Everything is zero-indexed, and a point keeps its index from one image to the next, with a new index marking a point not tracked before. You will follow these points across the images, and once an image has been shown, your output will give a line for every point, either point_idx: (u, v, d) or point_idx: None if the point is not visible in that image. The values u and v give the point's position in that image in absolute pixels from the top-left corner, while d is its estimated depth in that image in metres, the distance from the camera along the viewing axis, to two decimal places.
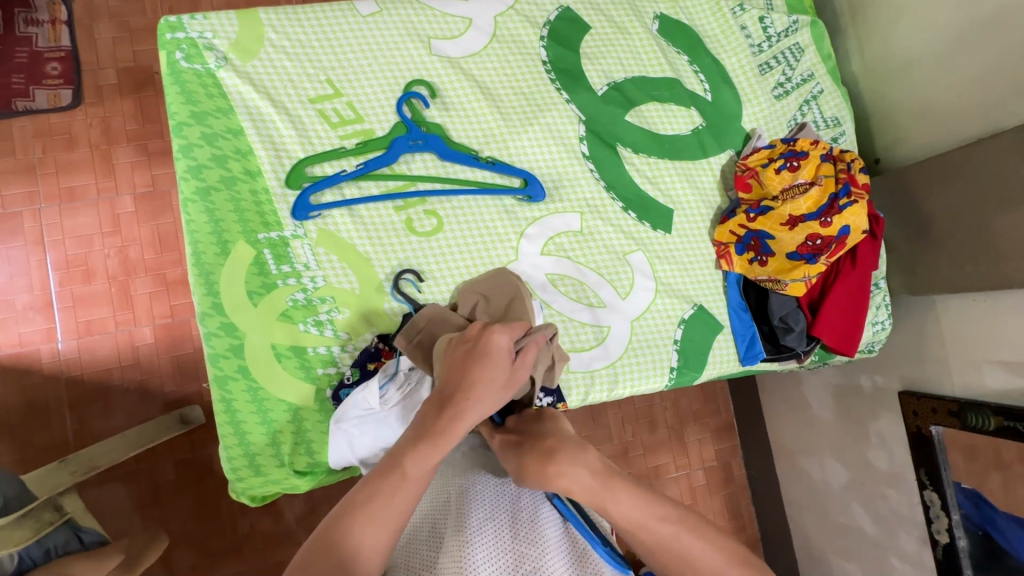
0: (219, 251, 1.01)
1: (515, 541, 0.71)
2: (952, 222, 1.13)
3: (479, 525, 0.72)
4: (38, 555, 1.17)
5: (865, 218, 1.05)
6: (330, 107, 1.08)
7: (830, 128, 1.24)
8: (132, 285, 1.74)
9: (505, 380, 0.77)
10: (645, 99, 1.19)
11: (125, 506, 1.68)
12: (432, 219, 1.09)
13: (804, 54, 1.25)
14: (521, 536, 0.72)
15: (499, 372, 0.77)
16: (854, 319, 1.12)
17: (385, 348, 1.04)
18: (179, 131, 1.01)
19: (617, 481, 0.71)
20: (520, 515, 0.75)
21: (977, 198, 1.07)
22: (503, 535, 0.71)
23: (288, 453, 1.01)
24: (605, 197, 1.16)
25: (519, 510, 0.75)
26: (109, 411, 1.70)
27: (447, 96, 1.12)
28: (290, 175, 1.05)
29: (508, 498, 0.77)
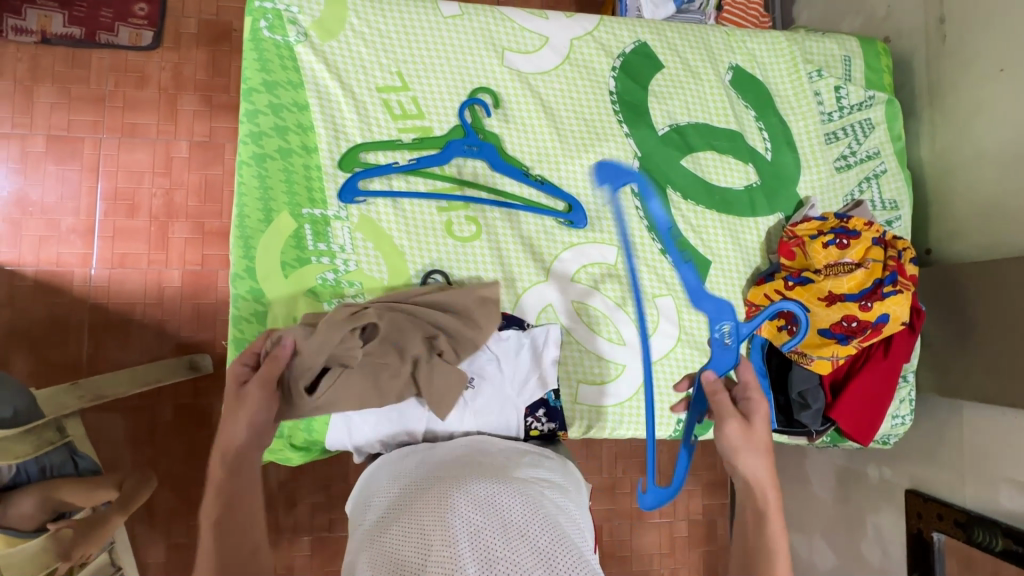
0: (262, 218, 1.03)
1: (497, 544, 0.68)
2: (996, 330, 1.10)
3: (465, 524, 0.69)
4: (34, 472, 1.23)
5: (906, 310, 1.03)
6: (395, 99, 1.10)
7: (886, 210, 1.21)
8: (171, 228, 1.79)
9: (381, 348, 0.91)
10: (704, 146, 1.18)
11: (122, 438, 1.73)
12: (472, 226, 1.10)
13: (874, 131, 1.22)
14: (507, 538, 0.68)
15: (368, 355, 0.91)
16: (877, 405, 1.08)
17: None
18: (248, 96, 1.04)
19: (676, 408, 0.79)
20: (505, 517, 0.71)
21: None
22: (489, 535, 0.68)
23: (288, 426, 1.03)
24: (645, 237, 1.15)
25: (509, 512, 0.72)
26: (125, 344, 1.75)
27: (510, 108, 1.13)
28: (344, 157, 1.07)
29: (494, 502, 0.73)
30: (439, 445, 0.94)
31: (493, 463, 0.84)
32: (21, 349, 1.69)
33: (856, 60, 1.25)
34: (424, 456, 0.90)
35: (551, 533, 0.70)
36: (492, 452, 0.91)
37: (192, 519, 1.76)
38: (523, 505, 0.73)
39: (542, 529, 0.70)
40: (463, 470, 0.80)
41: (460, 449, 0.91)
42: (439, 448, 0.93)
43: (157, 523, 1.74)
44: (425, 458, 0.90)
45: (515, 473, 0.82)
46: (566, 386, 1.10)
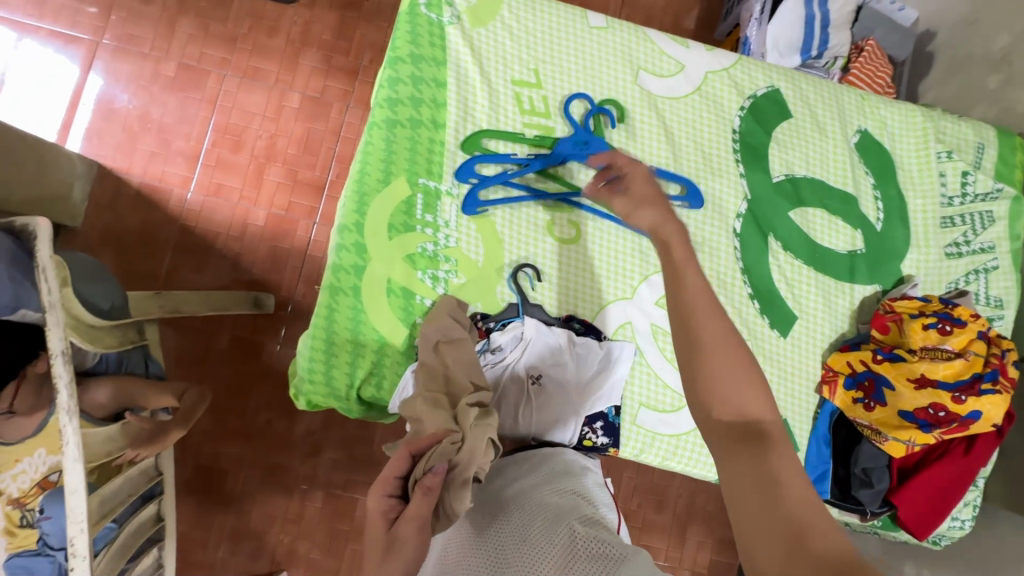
0: (381, 179, 1.08)
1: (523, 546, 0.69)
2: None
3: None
4: (113, 364, 1.31)
5: (1000, 413, 1.00)
6: (527, 94, 1.14)
7: (990, 306, 1.17)
8: (267, 170, 1.89)
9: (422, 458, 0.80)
10: (815, 203, 1.17)
11: (179, 355, 1.82)
12: (573, 229, 1.12)
13: (993, 225, 1.19)
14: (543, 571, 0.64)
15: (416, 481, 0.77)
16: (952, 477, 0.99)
17: (481, 326, 1.07)
18: (393, 64, 1.10)
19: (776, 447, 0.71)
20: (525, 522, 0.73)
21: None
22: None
23: (360, 379, 1.06)
24: (737, 277, 1.14)
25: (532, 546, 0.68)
26: (202, 268, 1.84)
27: (633, 124, 1.15)
28: (467, 139, 1.11)
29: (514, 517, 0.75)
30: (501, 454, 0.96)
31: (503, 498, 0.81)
32: (110, 251, 1.81)
33: (989, 150, 1.22)
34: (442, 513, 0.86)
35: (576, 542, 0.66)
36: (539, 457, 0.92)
37: (221, 446, 1.83)
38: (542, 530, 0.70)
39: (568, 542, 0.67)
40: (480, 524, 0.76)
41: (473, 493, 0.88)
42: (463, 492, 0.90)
43: (190, 442, 1.82)
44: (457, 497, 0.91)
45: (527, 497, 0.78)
46: (627, 405, 1.10)
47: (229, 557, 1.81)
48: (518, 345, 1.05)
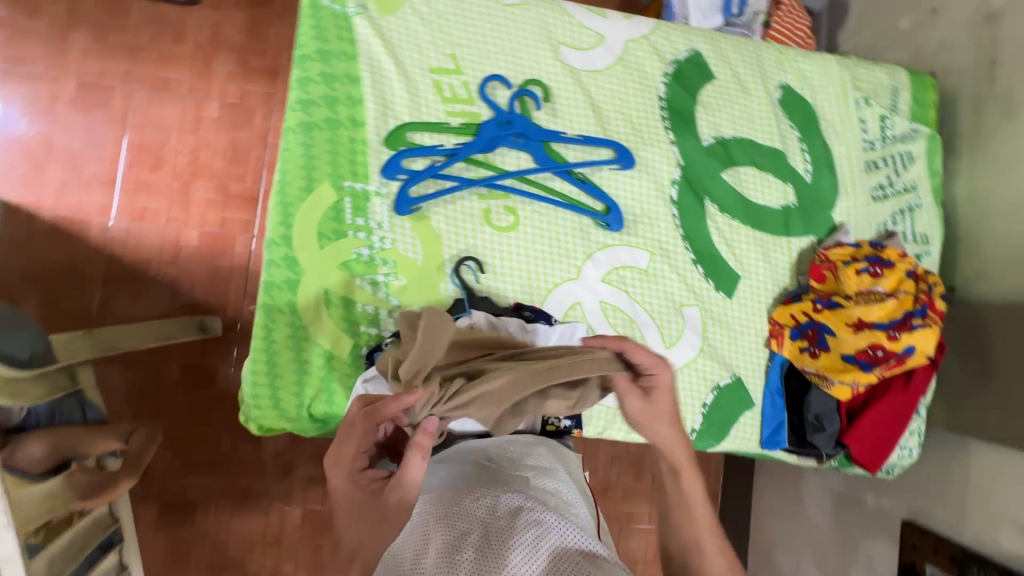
0: (303, 187, 1.03)
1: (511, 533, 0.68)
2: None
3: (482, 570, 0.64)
4: (43, 416, 1.23)
5: (931, 345, 1.05)
6: (447, 81, 1.10)
7: (917, 243, 1.22)
8: (193, 187, 1.78)
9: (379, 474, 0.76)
10: (746, 161, 1.18)
11: (126, 392, 1.73)
12: (510, 216, 1.10)
13: (913, 164, 1.23)
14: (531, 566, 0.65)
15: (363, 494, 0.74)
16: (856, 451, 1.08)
17: None
18: (301, 63, 1.04)
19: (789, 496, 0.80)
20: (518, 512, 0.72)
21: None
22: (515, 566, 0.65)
23: (309, 396, 1.03)
24: (678, 245, 1.16)
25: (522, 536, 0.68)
26: (137, 298, 1.74)
27: (558, 102, 1.13)
28: (390, 134, 1.07)
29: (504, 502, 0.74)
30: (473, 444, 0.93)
31: (485, 482, 0.79)
32: (32, 292, 1.68)
33: (903, 92, 1.25)
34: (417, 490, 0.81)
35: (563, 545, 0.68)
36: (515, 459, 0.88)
37: (186, 479, 1.76)
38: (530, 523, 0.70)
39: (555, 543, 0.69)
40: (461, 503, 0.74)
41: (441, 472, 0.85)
42: (434, 467, 0.88)
43: (151, 480, 1.74)
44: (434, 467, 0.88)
45: (509, 486, 0.78)
46: None
47: None
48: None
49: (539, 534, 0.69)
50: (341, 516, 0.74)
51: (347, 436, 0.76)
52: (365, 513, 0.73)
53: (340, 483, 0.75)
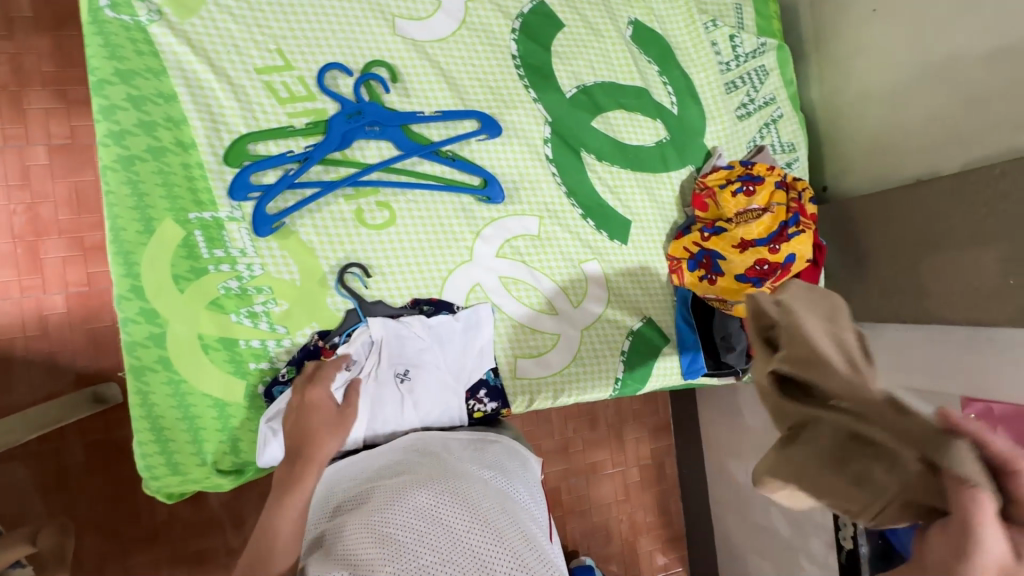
0: (142, 229, 0.91)
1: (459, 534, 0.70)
2: (982, 258, 1.02)
3: (408, 545, 0.68)
4: None
5: (810, 249, 1.09)
6: (279, 80, 0.99)
7: (786, 152, 1.28)
8: (42, 247, 1.57)
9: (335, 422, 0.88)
10: (613, 105, 1.17)
11: (27, 488, 1.54)
12: (384, 211, 1.03)
13: (768, 77, 1.27)
14: (457, 549, 0.68)
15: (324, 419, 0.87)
16: None
17: (325, 345, 0.98)
18: (99, 90, 0.90)
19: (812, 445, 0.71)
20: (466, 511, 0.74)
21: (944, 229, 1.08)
22: (440, 547, 0.68)
23: (212, 451, 0.94)
24: (565, 203, 1.14)
25: (455, 519, 0.71)
26: (10, 385, 1.54)
27: (408, 81, 1.05)
28: (229, 151, 0.96)
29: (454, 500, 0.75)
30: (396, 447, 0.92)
31: (436, 464, 0.83)
32: None
33: (746, 8, 1.28)
34: (373, 467, 0.86)
35: (499, 531, 0.71)
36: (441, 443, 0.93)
37: (126, 559, 1.62)
38: (468, 510, 0.73)
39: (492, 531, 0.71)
40: (406, 481, 0.78)
41: (390, 454, 0.90)
42: (388, 454, 0.88)
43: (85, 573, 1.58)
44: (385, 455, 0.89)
45: (461, 472, 0.82)
46: (503, 362, 1.09)
47: None
48: (373, 353, 0.99)
49: (475, 521, 0.72)
50: (312, 418, 0.86)
51: (328, 368, 0.92)
52: (332, 424, 0.87)
53: (318, 395, 0.89)
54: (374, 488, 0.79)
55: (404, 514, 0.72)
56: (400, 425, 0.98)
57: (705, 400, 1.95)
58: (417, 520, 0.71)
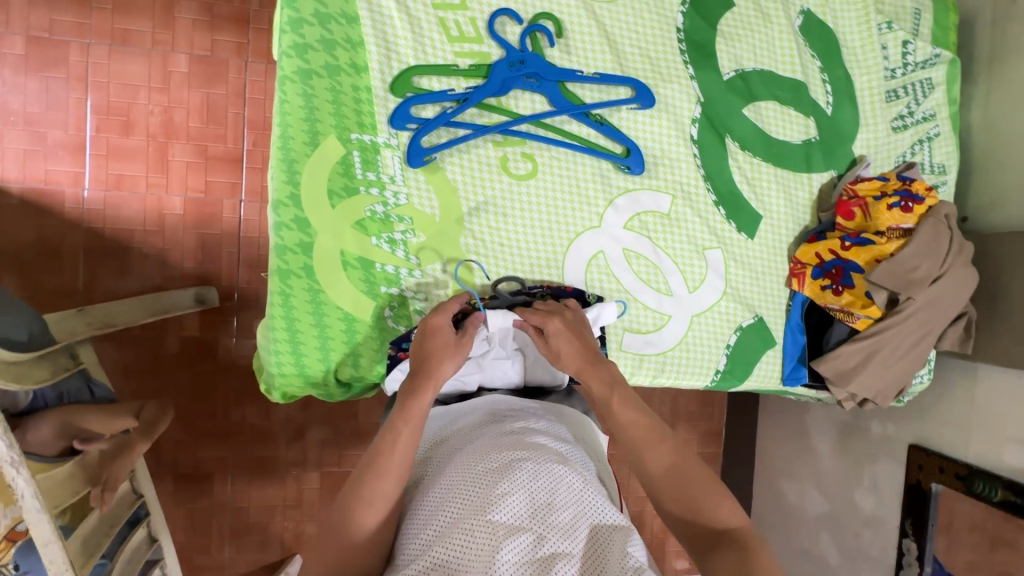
0: (307, 141, 0.96)
1: (542, 506, 0.73)
2: None
3: (490, 505, 0.72)
4: (52, 399, 1.17)
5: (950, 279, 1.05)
6: (452, 18, 1.01)
7: (934, 174, 1.21)
8: (170, 150, 1.66)
9: (455, 346, 0.90)
10: (766, 96, 1.13)
11: (125, 368, 1.68)
12: (528, 163, 1.05)
13: (933, 92, 1.20)
14: (537, 518, 0.72)
15: (446, 340, 0.89)
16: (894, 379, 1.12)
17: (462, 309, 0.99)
18: (291, 2, 0.93)
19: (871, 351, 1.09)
20: (550, 482, 0.77)
21: None
22: (520, 514, 0.72)
23: (335, 362, 1.00)
24: (700, 186, 1.12)
25: (536, 487, 0.75)
26: (125, 272, 1.66)
27: (572, 38, 1.05)
28: (396, 80, 0.99)
29: (540, 468, 0.78)
30: (481, 406, 0.97)
31: (519, 432, 0.86)
32: (12, 272, 1.59)
33: (924, 15, 1.20)
34: (458, 427, 0.92)
35: (576, 507, 0.75)
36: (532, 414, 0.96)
37: (199, 450, 1.75)
38: (547, 483, 0.76)
39: (569, 508, 0.75)
40: (491, 443, 0.83)
41: (475, 415, 0.94)
42: (478, 416, 0.94)
43: (163, 454, 1.72)
44: (474, 416, 0.94)
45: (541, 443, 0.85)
46: (611, 333, 1.09)
47: (236, 553, 1.79)
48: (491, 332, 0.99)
49: (553, 493, 0.75)
50: (429, 343, 0.89)
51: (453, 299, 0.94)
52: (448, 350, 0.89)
53: (440, 321, 0.91)
54: (459, 449, 0.85)
55: (488, 478, 0.76)
56: (508, 381, 1.04)
57: (767, 416, 1.91)
58: (501, 483, 0.75)
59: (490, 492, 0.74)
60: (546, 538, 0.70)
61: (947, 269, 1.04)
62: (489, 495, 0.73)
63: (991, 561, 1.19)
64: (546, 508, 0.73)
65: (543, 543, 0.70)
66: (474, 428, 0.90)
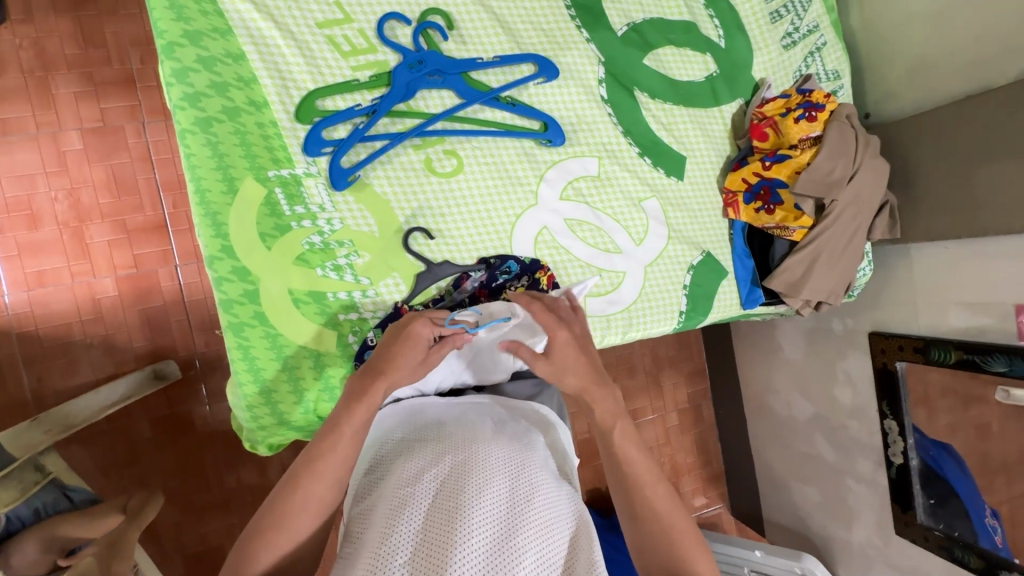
0: (225, 190, 0.93)
1: (522, 501, 0.71)
2: None
3: (464, 494, 0.70)
4: (27, 515, 1.13)
5: (872, 184, 1.13)
6: (340, 34, 0.99)
7: (831, 81, 1.28)
8: (87, 232, 1.58)
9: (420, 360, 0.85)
10: (662, 42, 1.17)
11: (100, 466, 1.60)
12: (452, 159, 1.05)
13: (811, 5, 1.26)
14: (515, 513, 0.69)
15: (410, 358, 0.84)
16: (839, 280, 1.20)
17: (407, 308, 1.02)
18: (169, 52, 0.90)
19: (810, 259, 1.16)
20: (531, 481, 0.74)
21: (1008, 134, 1.07)
22: (500, 508, 0.70)
23: (312, 401, 0.99)
24: (622, 142, 1.16)
25: (518, 484, 0.73)
26: (73, 369, 1.58)
27: (464, 28, 1.05)
28: (300, 107, 0.97)
29: (522, 465, 0.76)
30: (460, 400, 0.95)
31: (505, 427, 0.84)
32: None
33: None
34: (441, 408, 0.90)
35: (554, 512, 0.72)
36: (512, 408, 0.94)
37: (202, 526, 1.69)
38: (529, 482, 0.74)
39: (546, 508, 0.72)
40: (476, 433, 0.80)
41: (455, 405, 0.92)
42: (459, 407, 0.91)
43: (164, 541, 1.66)
44: (454, 407, 0.91)
45: (525, 442, 0.83)
46: None
47: None
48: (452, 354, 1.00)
49: (534, 491, 0.73)
50: (399, 346, 0.84)
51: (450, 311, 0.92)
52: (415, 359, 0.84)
53: (421, 330, 0.86)
54: (440, 431, 0.81)
55: (471, 466, 0.74)
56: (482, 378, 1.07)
57: (741, 342, 2.00)
58: (485, 474, 0.73)
59: (469, 480, 0.72)
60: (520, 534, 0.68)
61: (859, 165, 1.11)
62: (472, 486, 0.71)
63: (966, 418, 1.29)
64: (525, 504, 0.71)
65: (513, 538, 0.67)
66: (454, 416, 0.87)
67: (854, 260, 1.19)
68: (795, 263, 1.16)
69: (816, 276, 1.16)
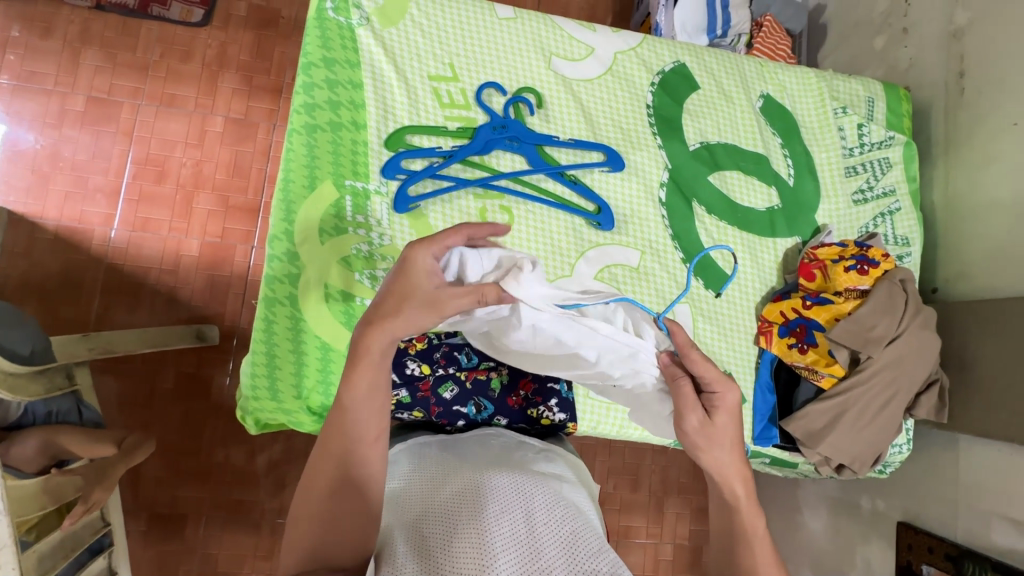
0: (306, 185, 1.06)
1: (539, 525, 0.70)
2: None
3: (493, 514, 0.70)
4: (40, 414, 1.25)
5: (916, 355, 1.09)
6: (445, 88, 1.15)
7: (899, 245, 1.27)
8: (196, 198, 1.82)
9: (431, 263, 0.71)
10: (731, 166, 1.24)
11: (118, 400, 1.72)
12: (505, 214, 1.13)
13: (891, 170, 1.28)
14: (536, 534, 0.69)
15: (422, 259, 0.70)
16: (865, 447, 1.11)
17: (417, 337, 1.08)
18: (306, 69, 1.08)
19: (835, 412, 1.09)
20: (544, 505, 0.74)
21: None
22: (519, 530, 0.69)
23: (307, 388, 1.04)
24: (668, 244, 1.20)
25: (534, 508, 0.73)
26: (135, 307, 1.75)
27: (551, 108, 1.18)
28: (390, 137, 1.11)
29: (532, 492, 0.76)
30: (459, 438, 0.98)
31: (510, 464, 0.85)
32: (33, 300, 1.70)
33: (879, 102, 1.31)
34: (445, 448, 0.91)
35: (574, 530, 0.71)
36: (519, 449, 0.96)
37: (176, 490, 1.74)
38: (543, 506, 0.74)
39: (566, 527, 0.71)
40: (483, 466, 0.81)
41: (453, 445, 0.94)
42: (460, 446, 0.93)
43: (141, 491, 1.71)
44: (453, 446, 0.93)
45: (535, 474, 0.82)
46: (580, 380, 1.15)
47: None
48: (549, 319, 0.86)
49: (549, 512, 0.73)
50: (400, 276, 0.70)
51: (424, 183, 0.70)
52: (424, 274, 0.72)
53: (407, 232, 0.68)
54: (445, 467, 0.81)
55: (483, 492, 0.73)
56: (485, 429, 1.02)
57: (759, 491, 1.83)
58: (500, 496, 0.73)
59: (482, 503, 0.71)
60: (543, 555, 0.67)
61: (903, 330, 1.08)
62: (487, 510, 0.70)
63: None
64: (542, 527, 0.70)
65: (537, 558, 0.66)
66: (457, 454, 0.88)
67: (885, 430, 1.11)
68: (817, 410, 1.10)
69: (836, 431, 1.09)
